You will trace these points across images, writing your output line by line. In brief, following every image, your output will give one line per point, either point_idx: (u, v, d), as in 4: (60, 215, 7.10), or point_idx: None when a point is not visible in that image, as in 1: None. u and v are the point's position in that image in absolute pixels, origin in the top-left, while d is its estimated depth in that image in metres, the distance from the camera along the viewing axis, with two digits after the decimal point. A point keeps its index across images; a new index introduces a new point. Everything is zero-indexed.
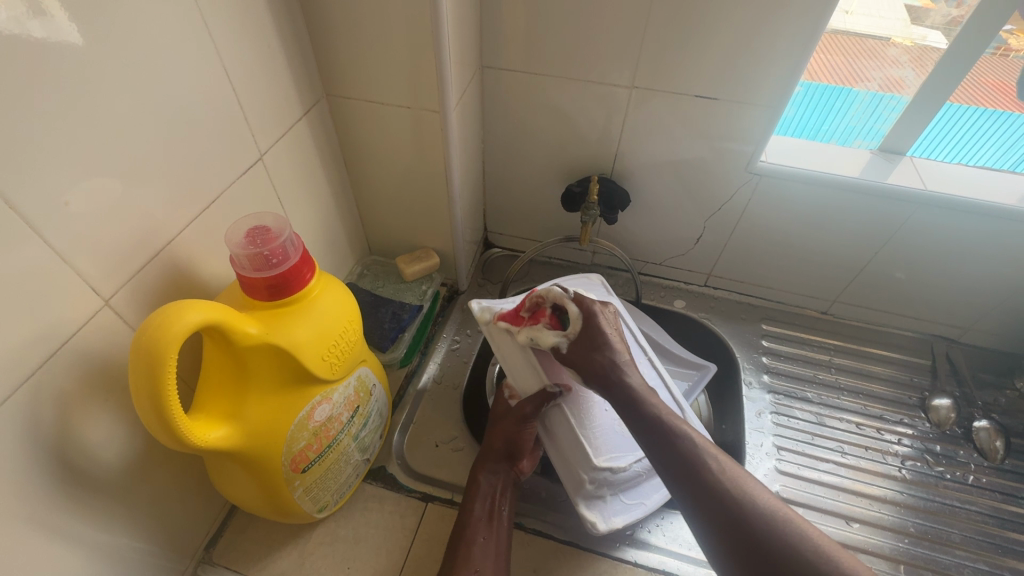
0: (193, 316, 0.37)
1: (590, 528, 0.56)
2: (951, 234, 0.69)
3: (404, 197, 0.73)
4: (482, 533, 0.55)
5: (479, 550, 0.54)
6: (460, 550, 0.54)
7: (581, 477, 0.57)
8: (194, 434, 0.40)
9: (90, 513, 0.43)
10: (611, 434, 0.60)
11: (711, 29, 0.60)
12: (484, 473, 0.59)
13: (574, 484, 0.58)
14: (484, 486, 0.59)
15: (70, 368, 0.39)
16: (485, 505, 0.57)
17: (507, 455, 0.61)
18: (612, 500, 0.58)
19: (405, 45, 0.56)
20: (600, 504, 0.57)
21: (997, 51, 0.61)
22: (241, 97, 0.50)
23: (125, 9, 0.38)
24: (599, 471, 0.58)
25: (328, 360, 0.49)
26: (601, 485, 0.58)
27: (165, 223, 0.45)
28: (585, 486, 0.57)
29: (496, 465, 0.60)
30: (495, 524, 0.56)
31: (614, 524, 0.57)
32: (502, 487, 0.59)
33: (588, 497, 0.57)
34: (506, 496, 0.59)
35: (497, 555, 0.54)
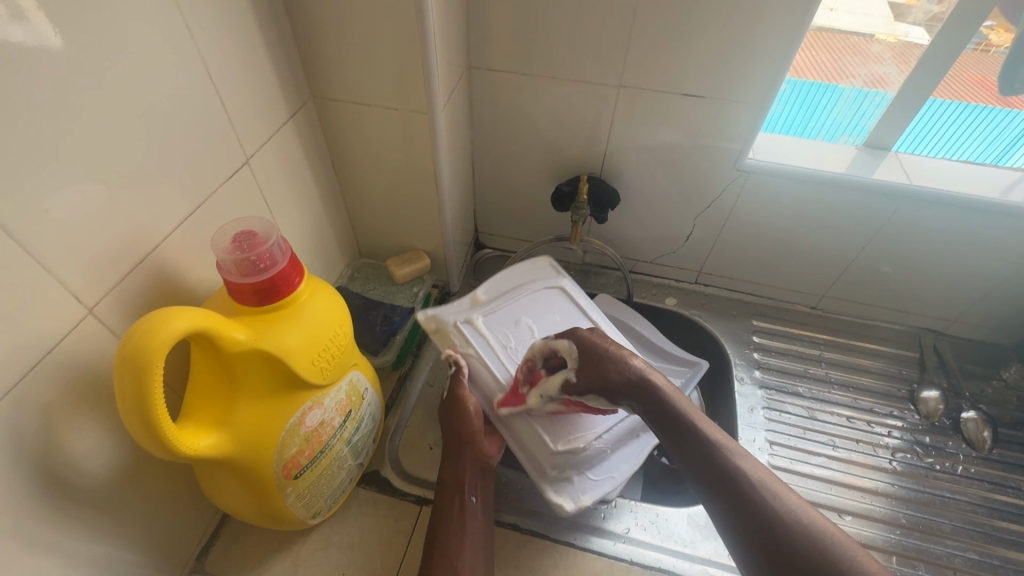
0: (179, 324, 0.37)
1: (559, 511, 0.56)
2: (936, 227, 0.70)
3: (393, 199, 0.73)
4: (456, 528, 0.55)
5: (456, 545, 0.54)
6: (436, 549, 0.54)
7: (543, 463, 0.58)
8: (183, 443, 0.40)
9: (77, 525, 0.42)
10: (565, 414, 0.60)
11: (697, 28, 0.60)
12: (449, 471, 0.59)
13: (537, 473, 0.58)
14: (450, 483, 0.58)
15: (54, 378, 0.38)
16: (455, 503, 0.57)
17: (465, 447, 0.59)
18: (579, 480, 0.58)
19: (391, 47, 0.56)
20: (567, 486, 0.58)
21: (977, 46, 0.62)
22: (226, 100, 0.50)
23: (105, 13, 0.37)
24: (559, 454, 0.58)
25: (319, 364, 0.48)
26: (563, 468, 0.58)
27: (150, 230, 0.44)
28: (549, 471, 0.58)
29: (459, 459, 0.59)
30: (468, 517, 0.56)
31: (581, 502, 0.57)
32: (471, 479, 0.58)
33: (553, 481, 0.58)
34: (476, 487, 0.58)
35: (474, 548, 0.54)
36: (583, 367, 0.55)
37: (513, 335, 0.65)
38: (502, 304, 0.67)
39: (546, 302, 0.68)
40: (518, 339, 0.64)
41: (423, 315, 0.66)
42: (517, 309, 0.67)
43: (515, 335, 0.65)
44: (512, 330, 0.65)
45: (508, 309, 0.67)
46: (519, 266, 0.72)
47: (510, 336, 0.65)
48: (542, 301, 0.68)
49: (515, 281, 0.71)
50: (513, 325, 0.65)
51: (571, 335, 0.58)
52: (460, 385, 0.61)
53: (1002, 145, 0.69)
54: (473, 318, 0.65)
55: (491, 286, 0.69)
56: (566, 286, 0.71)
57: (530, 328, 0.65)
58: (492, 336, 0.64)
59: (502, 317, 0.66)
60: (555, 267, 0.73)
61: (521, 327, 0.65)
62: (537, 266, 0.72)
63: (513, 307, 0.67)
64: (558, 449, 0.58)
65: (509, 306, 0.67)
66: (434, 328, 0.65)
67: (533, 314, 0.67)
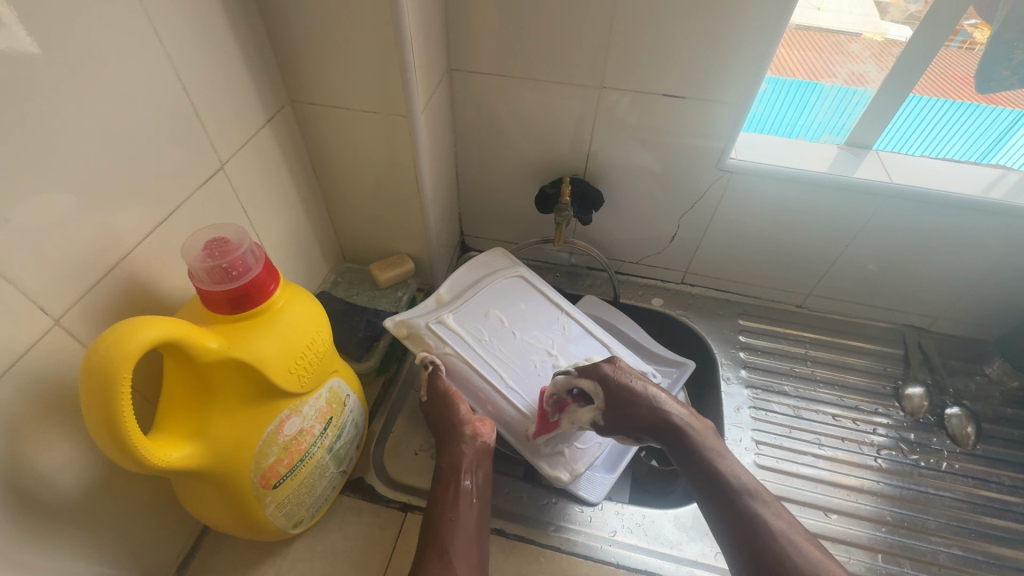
0: (148, 333, 0.36)
1: (557, 484, 0.58)
2: (918, 225, 0.71)
3: (375, 203, 0.72)
4: (450, 512, 0.55)
5: (449, 531, 0.53)
6: (430, 534, 0.53)
7: (536, 443, 0.58)
8: (154, 454, 0.39)
9: (47, 541, 0.41)
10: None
11: (677, 28, 0.60)
12: (445, 456, 0.58)
13: (531, 453, 0.59)
14: (446, 467, 0.58)
15: (20, 392, 0.37)
16: (450, 488, 0.56)
17: (459, 428, 0.58)
18: (569, 450, 0.59)
19: (369, 50, 0.55)
20: (560, 459, 0.59)
21: (962, 44, 0.62)
22: (199, 106, 0.49)
23: (69, 18, 0.36)
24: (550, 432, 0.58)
25: (296, 372, 0.48)
26: (555, 444, 0.59)
27: (121, 238, 0.44)
28: (542, 448, 0.58)
29: (454, 442, 0.58)
30: (463, 501, 0.56)
31: (576, 470, 0.58)
32: (467, 463, 0.57)
33: (547, 456, 0.58)
34: (472, 470, 0.57)
35: (468, 533, 0.54)
36: (611, 410, 0.58)
37: (486, 328, 0.63)
38: (467, 297, 0.65)
39: (512, 294, 0.67)
40: (491, 331, 0.63)
41: (392, 321, 0.63)
42: (483, 302, 0.66)
43: (487, 327, 0.63)
44: (483, 323, 0.64)
45: (473, 301, 0.65)
46: (479, 260, 0.71)
47: (482, 330, 0.63)
48: (506, 292, 0.67)
49: (476, 274, 0.69)
50: (483, 318, 0.64)
51: (597, 374, 0.59)
52: (440, 380, 0.60)
53: (986, 142, 0.70)
54: (443, 317, 0.63)
55: (452, 284, 0.68)
56: (527, 276, 0.70)
57: (500, 319, 0.64)
58: (465, 333, 0.62)
59: (470, 311, 0.64)
60: (511, 258, 0.72)
61: (491, 320, 0.64)
62: (492, 259, 0.71)
63: (479, 300, 0.66)
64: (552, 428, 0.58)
65: (475, 300, 0.65)
66: (407, 334, 0.62)
67: (500, 305, 0.66)
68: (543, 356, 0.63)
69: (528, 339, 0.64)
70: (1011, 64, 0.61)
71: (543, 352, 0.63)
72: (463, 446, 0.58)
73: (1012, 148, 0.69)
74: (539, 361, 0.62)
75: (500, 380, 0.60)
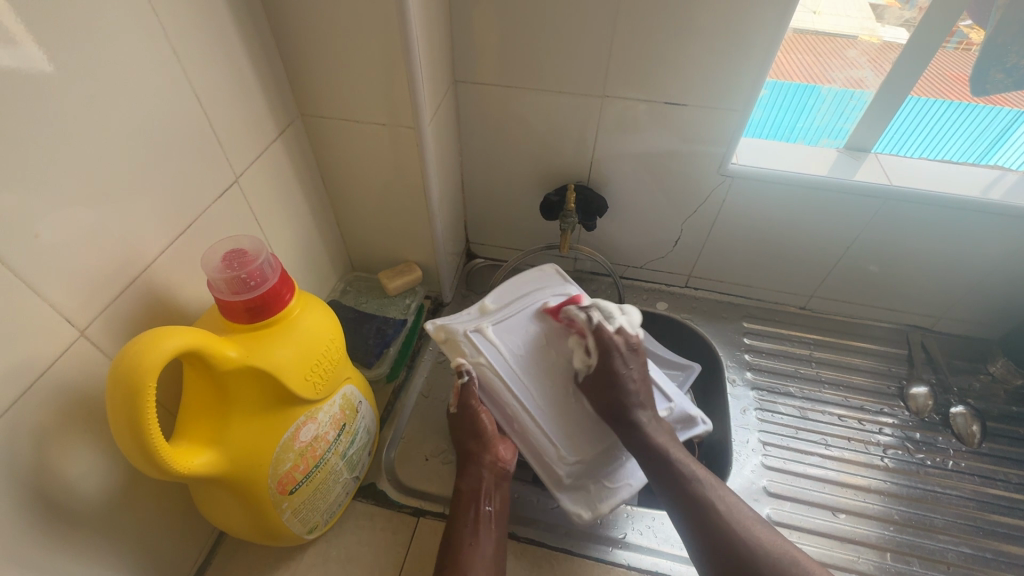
0: (173, 343, 0.37)
1: (575, 519, 0.57)
2: (917, 226, 0.72)
3: (383, 213, 0.74)
4: (468, 536, 0.55)
5: (467, 553, 0.54)
6: (449, 554, 0.54)
7: (560, 473, 0.58)
8: (176, 461, 0.40)
9: (71, 547, 0.42)
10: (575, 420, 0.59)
11: (676, 38, 0.61)
12: (465, 479, 0.60)
13: (554, 483, 0.58)
14: (466, 490, 0.59)
15: (48, 401, 0.39)
16: (470, 511, 0.57)
17: (480, 451, 0.60)
18: (595, 487, 0.59)
19: (376, 62, 0.57)
20: (581, 494, 0.58)
21: (958, 46, 0.63)
22: (214, 121, 0.51)
23: (92, 40, 0.38)
24: (575, 465, 0.58)
25: (311, 380, 0.49)
26: (579, 476, 0.58)
27: (142, 251, 0.45)
28: (564, 480, 0.58)
29: (473, 466, 0.60)
30: (482, 524, 0.57)
31: (598, 511, 0.57)
32: (487, 487, 0.59)
33: (568, 488, 0.58)
34: (491, 495, 0.59)
35: (485, 557, 0.54)
36: (597, 382, 0.58)
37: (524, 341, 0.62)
38: (513, 309, 0.64)
39: (558, 314, 0.65)
40: (531, 348, 0.61)
41: (433, 325, 0.63)
42: (529, 317, 0.63)
43: (526, 339, 0.62)
44: (523, 336, 0.62)
45: (518, 313, 0.63)
46: (524, 277, 0.69)
47: (520, 342, 0.61)
48: (553, 311, 0.65)
49: (523, 288, 0.67)
50: (525, 331, 0.62)
51: (602, 337, 0.58)
52: (472, 396, 0.59)
53: (985, 141, 0.71)
54: (483, 328, 0.62)
55: (499, 295, 0.66)
56: (575, 295, 0.67)
57: (541, 333, 0.62)
58: (503, 344, 0.61)
59: (512, 323, 0.63)
60: (561, 276, 0.70)
61: (532, 332, 0.62)
62: (543, 274, 0.69)
63: (525, 315, 0.63)
64: (578, 460, 0.58)
65: (521, 315, 0.63)
66: (444, 338, 0.62)
67: (544, 320, 0.63)
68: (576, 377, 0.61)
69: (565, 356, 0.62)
70: (1004, 67, 0.62)
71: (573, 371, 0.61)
72: (483, 471, 0.60)
73: (1011, 147, 0.70)
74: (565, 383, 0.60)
75: (523, 397, 0.59)
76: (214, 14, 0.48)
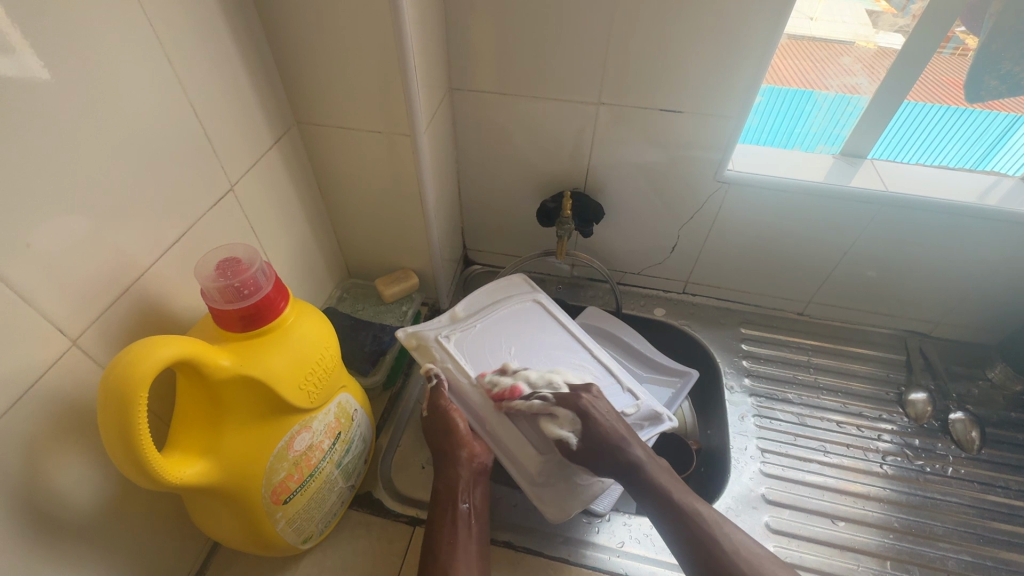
0: (165, 352, 0.37)
1: (547, 514, 0.58)
2: (912, 232, 0.72)
3: (380, 220, 0.74)
4: (449, 535, 0.55)
5: (449, 553, 0.53)
6: (431, 557, 0.54)
7: (528, 471, 0.58)
8: (169, 472, 0.40)
9: (61, 559, 0.41)
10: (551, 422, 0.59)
11: (671, 45, 0.61)
12: (442, 479, 0.59)
13: (525, 481, 0.58)
14: (443, 489, 0.58)
15: (39, 411, 0.38)
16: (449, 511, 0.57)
17: (454, 450, 0.59)
18: (567, 485, 0.59)
19: (373, 71, 0.57)
20: (553, 493, 0.58)
21: (956, 51, 0.63)
22: (210, 129, 0.51)
23: (85, 49, 0.38)
24: (545, 463, 0.58)
25: (306, 388, 0.49)
26: (550, 475, 0.58)
27: (135, 259, 0.45)
28: (536, 477, 0.58)
29: (450, 465, 0.59)
30: (462, 523, 0.56)
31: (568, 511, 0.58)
32: (464, 484, 0.58)
33: (540, 487, 0.58)
34: (469, 492, 0.58)
35: (469, 558, 0.54)
36: (587, 445, 0.56)
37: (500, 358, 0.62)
38: (473, 319, 0.66)
39: (525, 318, 0.67)
40: (498, 358, 0.62)
41: (403, 333, 0.65)
42: (495, 324, 0.66)
43: (489, 344, 0.63)
44: (483, 342, 0.63)
45: (477, 323, 0.65)
46: (496, 284, 0.72)
47: (482, 349, 0.63)
48: (521, 317, 0.67)
49: (492, 297, 0.70)
50: (486, 340, 0.64)
51: (569, 400, 0.57)
52: (441, 397, 0.61)
53: (982, 146, 0.71)
54: (452, 334, 0.64)
55: (469, 303, 0.69)
56: (544, 300, 0.70)
57: (501, 339, 0.64)
58: (466, 352, 0.63)
59: (472, 331, 0.64)
60: (531, 284, 0.73)
61: (491, 339, 0.64)
62: (513, 282, 0.72)
63: (492, 322, 0.66)
64: (548, 459, 0.58)
65: (487, 321, 0.66)
66: (416, 345, 0.64)
67: (508, 326, 0.66)
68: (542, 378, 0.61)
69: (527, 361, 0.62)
70: (999, 74, 0.63)
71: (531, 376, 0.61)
72: (460, 470, 0.58)
73: (1010, 151, 0.70)
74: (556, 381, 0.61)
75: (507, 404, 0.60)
76: (210, 22, 0.49)
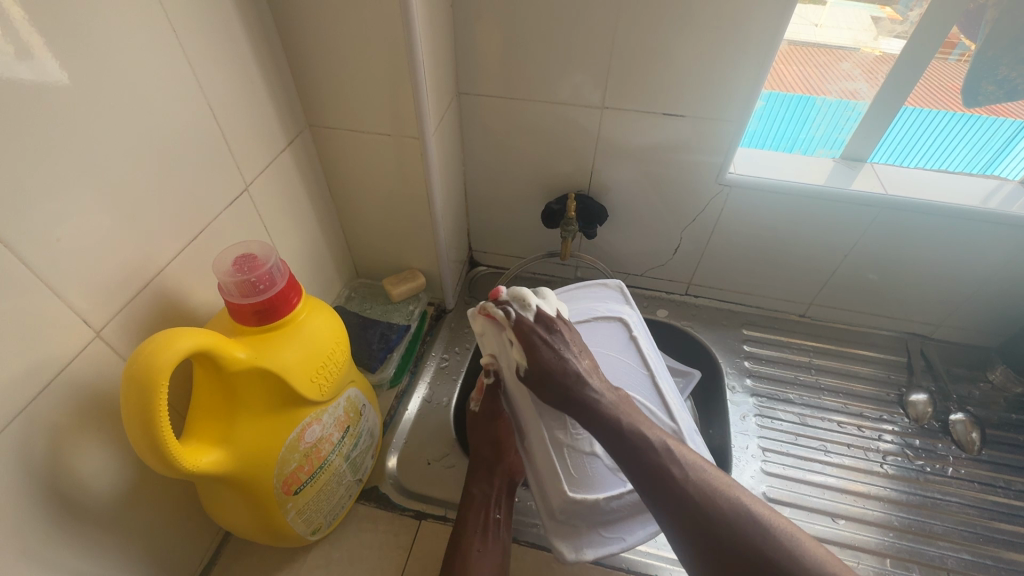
0: (184, 343, 0.39)
1: (560, 556, 0.57)
2: (912, 235, 0.73)
3: (388, 220, 0.75)
4: (477, 545, 0.57)
5: (475, 561, 0.55)
6: (457, 559, 0.56)
7: (552, 505, 0.58)
8: (186, 459, 0.41)
9: (82, 543, 0.43)
10: (588, 463, 0.59)
11: (673, 50, 0.63)
12: (477, 484, 0.62)
13: (546, 513, 0.59)
14: (476, 495, 0.61)
15: (64, 399, 0.40)
16: (480, 518, 0.59)
17: (496, 459, 0.63)
18: (587, 530, 0.58)
19: (383, 75, 0.59)
20: (572, 533, 0.58)
21: (960, 57, 0.64)
22: (226, 130, 0.53)
23: (109, 53, 0.40)
24: (571, 503, 0.58)
25: (317, 381, 0.50)
26: (571, 514, 0.58)
27: (156, 255, 0.47)
28: (557, 516, 0.58)
29: (487, 473, 0.62)
30: (491, 531, 0.58)
31: (583, 556, 0.57)
32: (496, 497, 0.61)
33: (556, 524, 0.58)
34: (500, 504, 0.61)
35: (493, 565, 0.56)
36: (539, 376, 0.57)
37: None
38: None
39: (602, 334, 0.69)
40: None
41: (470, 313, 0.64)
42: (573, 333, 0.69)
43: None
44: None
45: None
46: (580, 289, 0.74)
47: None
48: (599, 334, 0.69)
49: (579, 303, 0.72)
50: None
51: (523, 329, 0.56)
52: (498, 399, 0.63)
53: (988, 152, 0.72)
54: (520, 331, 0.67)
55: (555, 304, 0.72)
56: (629, 322, 0.70)
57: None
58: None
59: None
60: (623, 293, 0.74)
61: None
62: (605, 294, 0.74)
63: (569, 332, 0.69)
64: (573, 499, 0.57)
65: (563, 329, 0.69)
66: (478, 330, 0.61)
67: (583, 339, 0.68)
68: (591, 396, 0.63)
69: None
70: (996, 79, 0.64)
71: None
72: (495, 478, 0.63)
73: (1014, 158, 0.71)
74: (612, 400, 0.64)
75: (551, 429, 0.60)
76: (228, 29, 0.51)
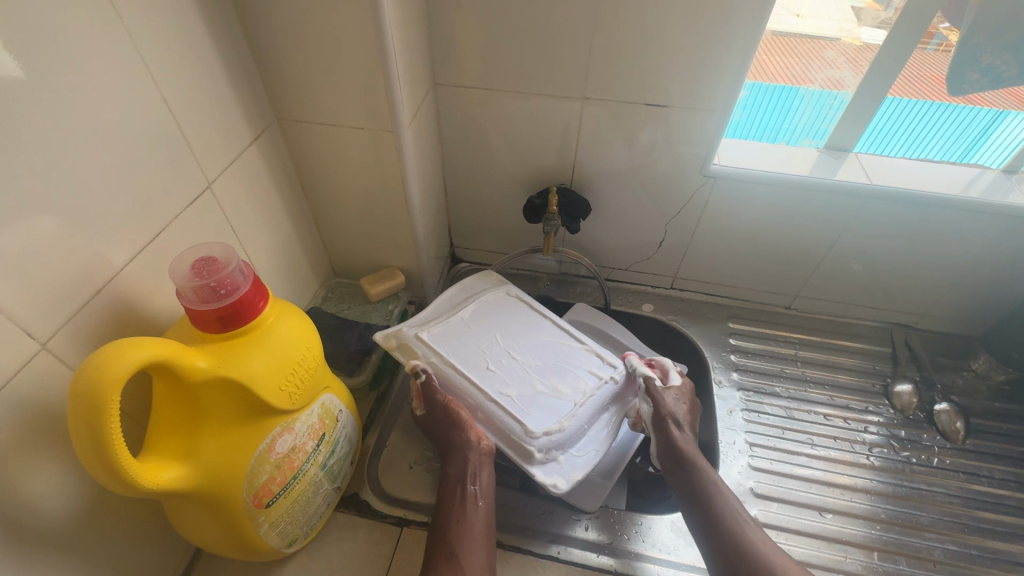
0: (137, 354, 0.36)
1: (554, 493, 0.53)
2: (898, 224, 0.72)
3: (364, 218, 0.73)
4: (456, 514, 0.55)
5: (455, 534, 0.53)
6: (440, 537, 0.53)
7: (528, 450, 0.54)
8: (144, 477, 0.39)
9: (35, 567, 0.40)
10: (537, 399, 0.57)
11: (656, 39, 0.61)
12: (451, 463, 0.58)
13: (523, 458, 0.55)
14: (453, 472, 0.57)
15: (7, 417, 0.37)
16: (456, 492, 0.56)
17: (460, 434, 0.57)
18: (566, 459, 0.56)
19: (355, 66, 0.56)
20: (555, 467, 0.55)
21: (940, 47, 0.63)
22: (185, 126, 0.49)
23: (52, 43, 0.37)
24: (541, 438, 0.55)
25: (287, 389, 0.48)
26: (550, 449, 0.55)
27: (109, 259, 0.44)
28: (537, 456, 0.54)
29: (459, 450, 0.57)
30: (469, 502, 0.55)
31: (574, 477, 0.55)
32: (472, 468, 0.56)
33: (540, 463, 0.55)
34: (478, 474, 0.57)
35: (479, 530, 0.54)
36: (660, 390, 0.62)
37: (476, 346, 0.61)
38: (448, 315, 0.64)
39: (507, 305, 0.67)
40: (486, 346, 0.62)
41: (380, 336, 0.63)
42: (492, 311, 0.66)
43: (474, 341, 0.62)
44: (464, 337, 0.62)
45: (452, 318, 0.64)
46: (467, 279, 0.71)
47: (467, 343, 0.62)
48: (502, 307, 0.67)
49: (472, 287, 0.70)
50: (481, 323, 0.64)
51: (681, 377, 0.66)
52: (435, 392, 0.58)
53: (965, 142, 0.71)
54: (433, 328, 0.62)
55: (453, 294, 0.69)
56: (517, 289, 0.70)
57: (480, 327, 0.64)
58: (449, 345, 0.61)
59: (453, 327, 0.63)
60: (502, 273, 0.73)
61: (477, 332, 0.63)
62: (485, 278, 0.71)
63: (485, 312, 0.66)
64: (540, 432, 0.55)
65: (482, 311, 0.66)
66: (396, 346, 0.62)
67: (496, 316, 0.65)
68: (523, 351, 0.62)
69: (510, 342, 0.62)
70: (980, 67, 0.62)
71: (511, 353, 0.61)
72: (467, 451, 0.57)
73: (992, 147, 0.71)
74: (546, 335, 0.64)
75: (494, 388, 0.58)
76: (184, 18, 0.47)
